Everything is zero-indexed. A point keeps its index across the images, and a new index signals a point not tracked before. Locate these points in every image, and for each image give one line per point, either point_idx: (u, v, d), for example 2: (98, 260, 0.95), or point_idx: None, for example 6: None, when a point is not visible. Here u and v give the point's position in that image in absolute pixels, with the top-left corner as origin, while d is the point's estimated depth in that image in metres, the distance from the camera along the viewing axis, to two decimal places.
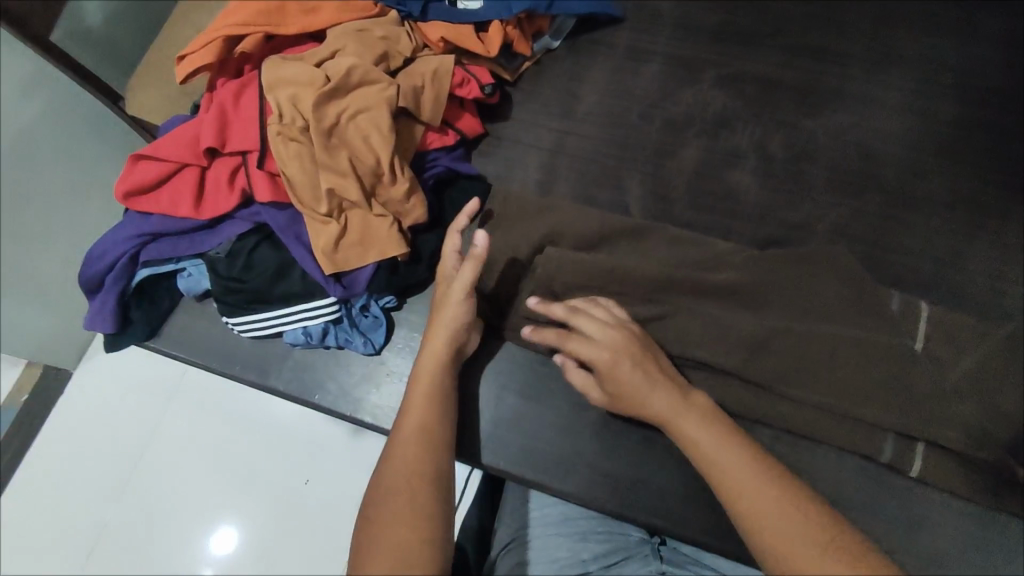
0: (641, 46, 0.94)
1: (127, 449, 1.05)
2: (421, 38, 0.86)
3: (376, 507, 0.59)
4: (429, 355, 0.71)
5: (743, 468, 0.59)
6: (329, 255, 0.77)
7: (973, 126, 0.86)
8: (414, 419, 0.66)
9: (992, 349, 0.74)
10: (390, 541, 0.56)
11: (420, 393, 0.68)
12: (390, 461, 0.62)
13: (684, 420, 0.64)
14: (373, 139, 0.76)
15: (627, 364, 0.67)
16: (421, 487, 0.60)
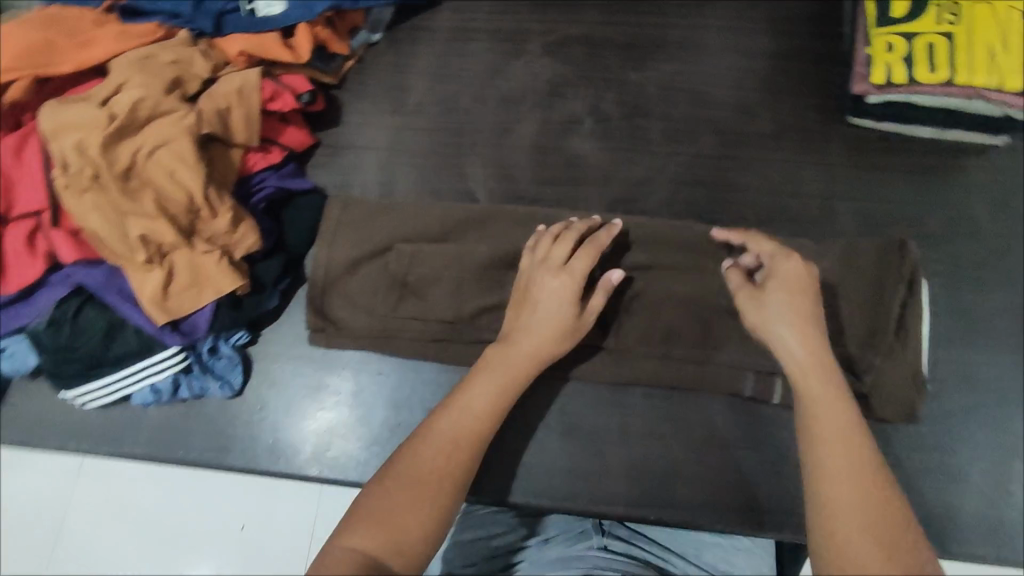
0: (464, 26, 0.92)
1: (41, 540, 0.95)
2: (221, 55, 0.81)
3: (400, 478, 0.58)
4: (513, 357, 0.69)
5: (838, 440, 0.56)
6: (160, 303, 0.72)
7: (790, 55, 0.89)
8: (468, 419, 0.64)
9: (826, 266, 0.77)
10: (396, 518, 0.56)
11: (483, 398, 0.65)
12: (422, 444, 0.61)
13: (816, 380, 0.61)
14: (180, 173, 0.71)
15: (802, 324, 0.65)
16: (441, 488, 0.59)
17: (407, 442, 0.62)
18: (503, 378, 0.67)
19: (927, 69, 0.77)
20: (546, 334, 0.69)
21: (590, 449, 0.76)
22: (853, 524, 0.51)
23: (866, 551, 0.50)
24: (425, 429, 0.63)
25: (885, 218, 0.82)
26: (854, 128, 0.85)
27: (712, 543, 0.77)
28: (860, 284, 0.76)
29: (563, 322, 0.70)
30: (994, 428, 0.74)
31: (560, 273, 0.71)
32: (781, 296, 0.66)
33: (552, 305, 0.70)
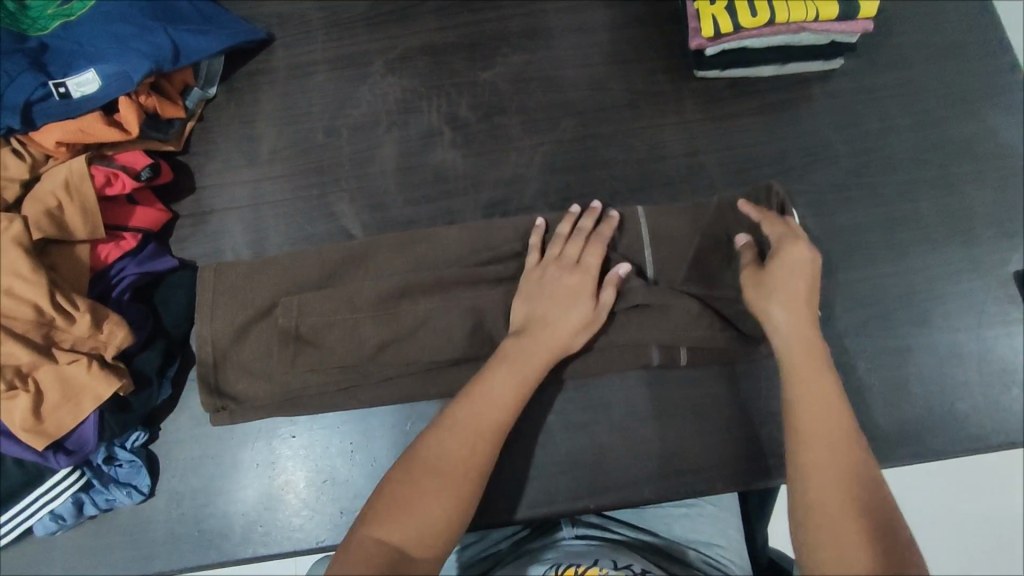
0: (301, 60, 0.89)
1: None
2: (39, 150, 0.76)
3: (425, 468, 0.61)
4: (535, 345, 0.69)
5: (821, 413, 0.63)
6: (34, 427, 0.67)
7: (628, 23, 0.90)
8: (492, 408, 0.65)
9: (697, 218, 0.78)
10: (421, 508, 0.59)
11: (511, 391, 0.66)
12: (446, 435, 0.63)
13: (804, 361, 0.66)
14: (17, 286, 0.66)
15: (791, 319, 0.68)
16: (465, 477, 0.61)
17: (432, 431, 0.64)
18: (526, 365, 0.67)
19: (749, 14, 0.78)
20: (570, 327, 0.70)
21: (518, 455, 0.76)
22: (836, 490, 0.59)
23: (835, 503, 0.58)
24: (446, 417, 0.65)
25: (748, 161, 0.84)
26: (702, 81, 0.87)
27: (677, 514, 0.81)
28: (733, 227, 0.78)
29: (580, 311, 0.70)
30: (883, 336, 0.78)
31: (572, 270, 0.73)
32: (788, 288, 0.68)
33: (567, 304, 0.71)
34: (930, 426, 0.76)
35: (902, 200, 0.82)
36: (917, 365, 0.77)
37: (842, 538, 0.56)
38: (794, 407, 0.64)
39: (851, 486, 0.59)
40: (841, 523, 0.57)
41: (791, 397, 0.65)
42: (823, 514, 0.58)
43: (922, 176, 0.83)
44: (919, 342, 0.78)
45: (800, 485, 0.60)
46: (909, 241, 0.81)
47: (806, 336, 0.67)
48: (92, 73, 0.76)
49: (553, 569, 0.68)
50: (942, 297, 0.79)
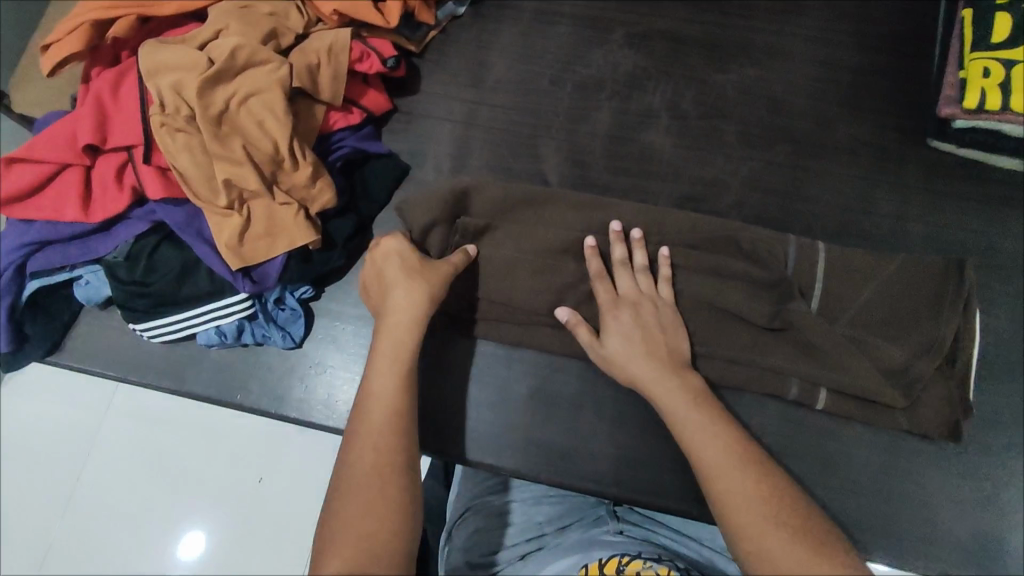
0: (549, 8, 0.92)
1: (67, 466, 1.05)
2: (315, 11, 0.81)
3: (346, 486, 0.57)
4: (394, 332, 0.67)
5: (703, 431, 0.63)
6: (235, 248, 0.73)
7: (874, 72, 0.88)
8: (373, 403, 0.63)
9: (887, 276, 0.76)
10: (357, 520, 0.54)
11: (384, 377, 0.64)
12: (358, 439, 0.60)
13: (674, 396, 0.66)
14: (269, 124, 0.72)
15: (634, 333, 0.70)
16: (388, 474, 0.58)
17: (347, 437, 0.61)
18: (396, 356, 0.65)
19: (1022, 99, 0.76)
20: (425, 302, 0.69)
21: (638, 438, 0.76)
22: (746, 503, 0.57)
23: (755, 511, 0.57)
24: (357, 424, 0.62)
25: (957, 244, 0.81)
26: (934, 152, 0.84)
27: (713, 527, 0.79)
28: (920, 296, 0.75)
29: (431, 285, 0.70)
30: None
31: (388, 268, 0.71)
32: (616, 323, 0.71)
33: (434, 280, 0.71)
34: None
35: None
36: None
37: (776, 543, 0.55)
38: (675, 415, 0.65)
39: (763, 502, 0.57)
40: (769, 533, 0.55)
41: (680, 432, 0.64)
42: (753, 531, 0.56)
43: None
44: None
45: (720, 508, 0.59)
46: None
47: (670, 339, 0.72)
48: None
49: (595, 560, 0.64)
50: None
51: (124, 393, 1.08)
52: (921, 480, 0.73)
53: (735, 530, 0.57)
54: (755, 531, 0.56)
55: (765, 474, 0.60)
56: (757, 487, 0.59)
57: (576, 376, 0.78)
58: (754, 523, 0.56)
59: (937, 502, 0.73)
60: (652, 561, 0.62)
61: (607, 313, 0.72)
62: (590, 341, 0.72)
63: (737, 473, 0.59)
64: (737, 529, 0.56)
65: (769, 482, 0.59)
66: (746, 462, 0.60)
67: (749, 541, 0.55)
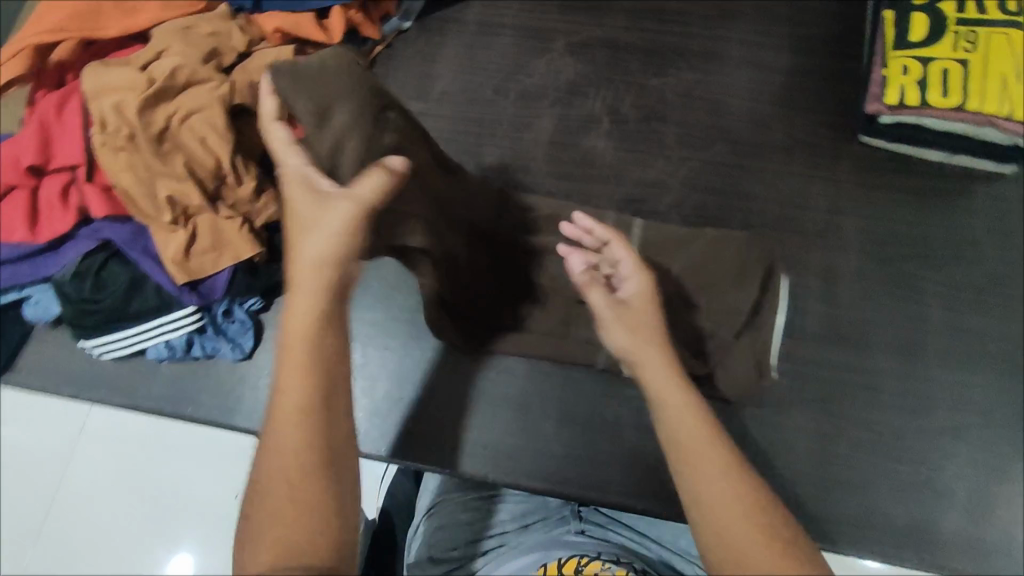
0: (491, 19, 0.94)
1: (41, 489, 1.04)
2: (258, 31, 0.84)
3: (257, 493, 0.47)
4: (305, 290, 0.53)
5: (706, 443, 0.51)
6: (180, 263, 0.74)
7: (808, 71, 0.91)
8: (288, 405, 0.49)
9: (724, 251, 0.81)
10: (268, 535, 0.45)
11: (303, 353, 0.51)
12: (262, 448, 0.48)
13: (670, 387, 0.56)
14: (211, 140, 0.74)
15: (637, 311, 0.62)
16: (300, 491, 0.46)
17: (258, 447, 0.49)
18: (308, 332, 0.52)
19: (939, 94, 0.78)
20: (336, 235, 0.54)
21: (584, 437, 0.77)
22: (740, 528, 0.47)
23: (756, 541, 0.46)
24: (269, 435, 0.48)
25: (889, 236, 0.83)
26: (865, 148, 0.87)
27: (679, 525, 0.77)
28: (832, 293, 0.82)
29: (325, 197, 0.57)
30: (980, 449, 0.76)
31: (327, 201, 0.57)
32: (633, 288, 0.64)
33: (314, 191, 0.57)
34: (999, 552, 0.73)
35: None
36: (1006, 489, 0.74)
37: None
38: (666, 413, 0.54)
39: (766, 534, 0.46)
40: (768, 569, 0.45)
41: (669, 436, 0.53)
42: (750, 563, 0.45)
43: None
44: (1013, 465, 0.75)
45: (707, 530, 0.48)
46: None
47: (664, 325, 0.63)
48: None
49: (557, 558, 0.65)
50: None
51: (98, 413, 1.06)
52: (859, 465, 0.75)
53: (722, 552, 0.46)
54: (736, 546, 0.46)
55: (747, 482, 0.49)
56: (758, 517, 0.47)
57: (522, 377, 0.80)
58: (737, 543, 0.46)
59: (875, 486, 0.74)
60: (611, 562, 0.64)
61: (634, 276, 0.64)
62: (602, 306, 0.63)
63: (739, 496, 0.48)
64: (721, 548, 0.46)
65: (754, 490, 0.49)
66: (731, 466, 0.50)
67: (730, 558, 0.46)
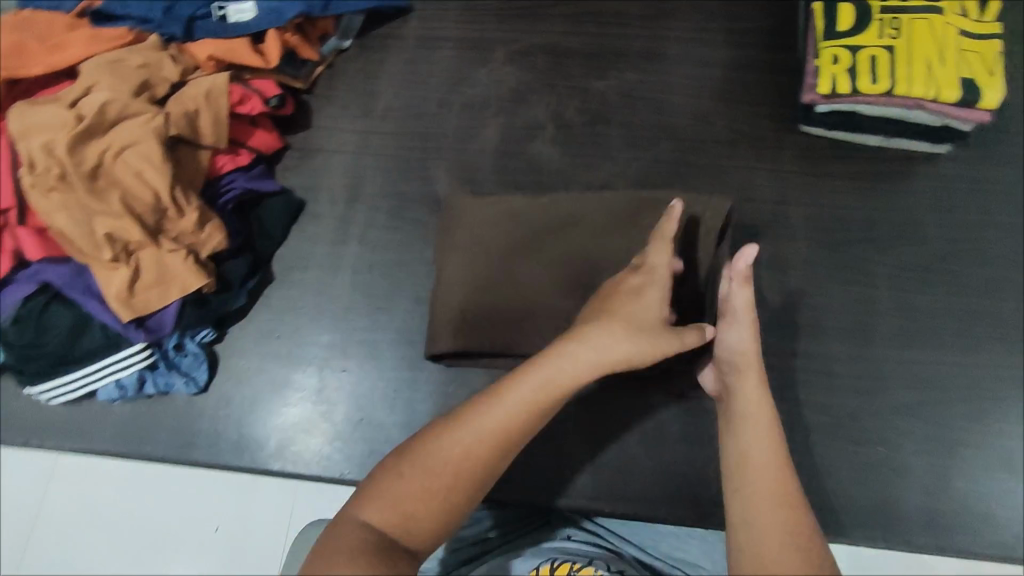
0: (431, 33, 0.94)
1: (13, 536, 1.00)
2: (191, 59, 0.83)
3: (409, 460, 0.53)
4: (602, 338, 0.59)
5: (769, 455, 0.55)
6: (125, 300, 0.73)
7: (746, 65, 0.92)
8: (517, 412, 0.55)
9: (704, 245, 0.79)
10: (407, 499, 0.51)
11: (544, 372, 0.56)
12: (481, 427, 0.54)
13: (758, 405, 0.59)
14: (148, 173, 0.73)
15: (739, 335, 0.64)
16: (471, 471, 0.53)
17: (461, 413, 0.55)
18: (599, 364, 0.58)
19: (868, 81, 0.80)
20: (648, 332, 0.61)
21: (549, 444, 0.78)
22: (774, 524, 0.51)
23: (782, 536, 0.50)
24: (488, 406, 0.55)
25: (835, 222, 0.85)
26: (805, 137, 0.88)
27: (666, 533, 0.76)
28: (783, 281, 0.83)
29: (642, 317, 0.61)
30: (934, 424, 0.77)
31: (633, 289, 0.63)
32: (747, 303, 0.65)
33: (633, 302, 0.62)
34: (960, 522, 0.74)
35: (981, 296, 0.81)
36: (961, 461, 0.76)
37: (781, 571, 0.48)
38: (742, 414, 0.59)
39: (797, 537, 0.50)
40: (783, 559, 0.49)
41: (741, 441, 0.57)
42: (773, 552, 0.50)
43: (1009, 278, 0.82)
44: (967, 436, 0.77)
45: (743, 513, 0.53)
46: (980, 334, 0.80)
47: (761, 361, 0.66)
48: (251, 4, 0.84)
49: (548, 562, 0.68)
50: (1000, 397, 0.78)
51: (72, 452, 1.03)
52: (817, 449, 0.77)
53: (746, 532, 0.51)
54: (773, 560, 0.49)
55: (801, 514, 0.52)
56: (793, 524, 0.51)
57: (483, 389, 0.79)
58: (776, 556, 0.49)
59: (835, 468, 0.76)
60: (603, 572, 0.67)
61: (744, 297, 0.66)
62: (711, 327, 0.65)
63: (779, 507, 0.52)
64: (755, 557, 0.50)
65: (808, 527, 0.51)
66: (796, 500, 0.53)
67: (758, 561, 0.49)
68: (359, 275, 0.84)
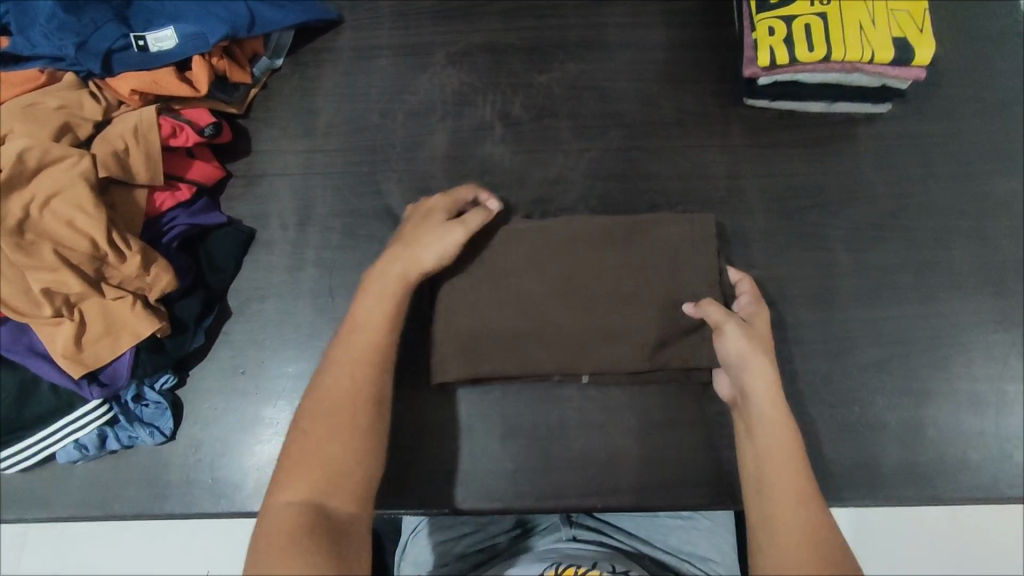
0: (366, 43, 0.92)
1: None
2: (114, 95, 0.80)
3: (308, 425, 0.62)
4: (407, 258, 0.71)
5: (792, 460, 0.61)
6: (73, 355, 0.70)
7: (686, 44, 0.92)
8: (364, 345, 0.66)
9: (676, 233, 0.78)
10: (322, 461, 0.60)
11: (375, 303, 0.69)
12: (343, 375, 0.65)
13: (780, 407, 0.64)
14: (79, 221, 0.69)
15: (755, 332, 0.69)
16: (355, 415, 0.63)
17: (326, 366, 0.66)
18: (415, 271, 0.70)
19: (805, 49, 0.80)
20: (441, 241, 0.71)
21: (534, 447, 0.76)
22: (795, 526, 0.57)
23: (803, 535, 0.56)
24: (345, 354, 0.66)
25: (789, 191, 0.86)
26: (751, 110, 0.89)
27: (674, 526, 0.82)
28: (745, 255, 0.83)
29: (435, 230, 0.72)
30: (903, 378, 0.79)
31: (434, 198, 0.76)
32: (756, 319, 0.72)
33: (430, 220, 0.74)
34: (939, 470, 0.76)
35: (934, 247, 0.83)
36: (933, 410, 0.78)
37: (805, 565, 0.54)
38: (761, 422, 0.63)
39: (820, 535, 0.56)
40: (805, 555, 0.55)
41: (762, 443, 0.62)
42: (792, 547, 0.56)
43: (958, 227, 0.84)
44: (937, 386, 0.79)
45: (772, 517, 0.58)
46: (938, 285, 0.82)
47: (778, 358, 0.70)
48: (171, 31, 0.80)
49: (555, 566, 0.68)
50: (963, 344, 0.80)
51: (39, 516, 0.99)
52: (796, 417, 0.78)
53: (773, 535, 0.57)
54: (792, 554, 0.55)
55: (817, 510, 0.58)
56: (810, 522, 0.57)
57: (461, 400, 0.78)
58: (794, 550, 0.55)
59: (815, 433, 0.77)
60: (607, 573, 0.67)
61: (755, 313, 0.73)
62: (720, 319, 0.69)
63: (799, 507, 0.58)
64: (778, 551, 0.56)
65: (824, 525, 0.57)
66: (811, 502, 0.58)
67: (779, 554, 0.56)
68: (319, 300, 0.81)
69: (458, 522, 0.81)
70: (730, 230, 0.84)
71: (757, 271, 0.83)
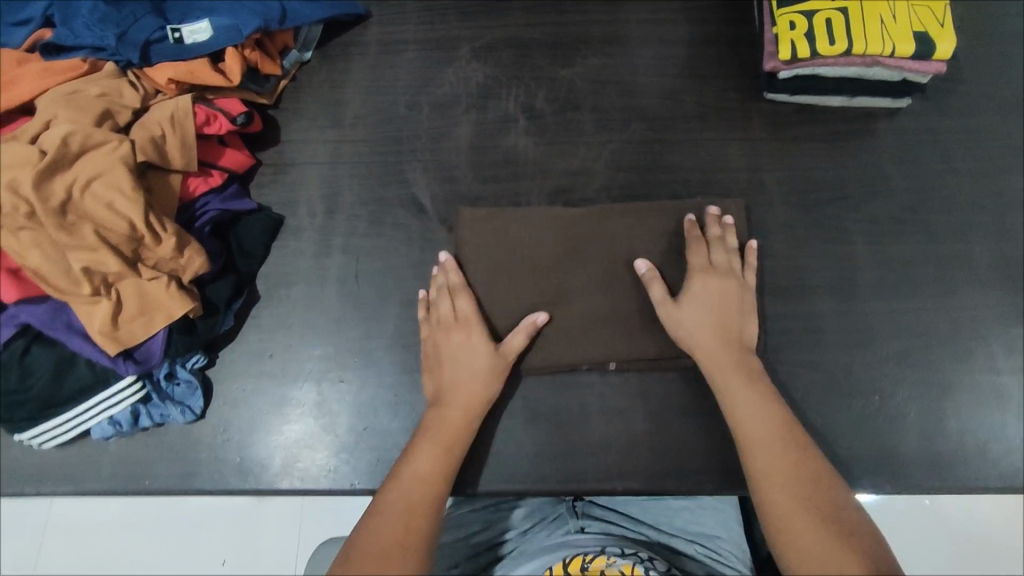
0: (393, 37, 0.94)
1: None
2: (151, 84, 0.83)
3: (370, 527, 0.63)
4: (459, 386, 0.74)
5: (766, 423, 0.68)
6: (108, 334, 0.71)
7: (708, 40, 0.93)
8: (430, 464, 0.69)
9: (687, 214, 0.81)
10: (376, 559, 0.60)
11: (446, 428, 0.71)
12: (409, 482, 0.67)
13: (744, 374, 0.72)
14: (117, 203, 0.70)
15: (712, 297, 0.75)
16: (412, 529, 0.63)
17: (393, 475, 0.68)
18: (471, 395, 0.73)
19: (827, 43, 0.81)
20: (492, 376, 0.74)
21: (555, 431, 0.77)
22: (787, 495, 0.63)
23: (790, 500, 0.63)
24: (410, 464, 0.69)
25: (809, 185, 0.87)
26: (772, 104, 0.90)
27: (679, 507, 0.83)
28: (767, 247, 0.84)
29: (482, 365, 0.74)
30: (924, 369, 0.79)
31: (456, 324, 0.76)
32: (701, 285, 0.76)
33: (466, 351, 0.75)
34: (959, 461, 0.77)
35: (954, 242, 0.84)
36: (954, 402, 0.78)
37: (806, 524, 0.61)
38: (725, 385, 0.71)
39: (801, 499, 0.63)
40: (803, 523, 0.61)
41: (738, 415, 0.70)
42: (785, 516, 0.62)
43: (979, 221, 0.85)
44: (958, 378, 0.79)
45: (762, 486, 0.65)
46: (958, 278, 0.83)
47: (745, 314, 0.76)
48: (205, 23, 0.83)
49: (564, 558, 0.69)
50: (984, 337, 0.81)
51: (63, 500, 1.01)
52: (815, 405, 0.78)
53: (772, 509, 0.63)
54: (791, 506, 0.62)
55: (809, 467, 0.65)
56: (791, 490, 0.63)
57: None
58: (790, 505, 0.62)
59: (834, 423, 0.78)
60: (616, 557, 0.67)
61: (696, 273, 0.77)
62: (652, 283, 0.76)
63: (786, 469, 0.65)
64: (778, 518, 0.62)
65: (821, 486, 0.64)
66: (802, 459, 0.65)
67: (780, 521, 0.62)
68: (346, 285, 0.83)
69: (462, 526, 0.81)
70: (751, 221, 0.85)
71: (776, 261, 0.84)
